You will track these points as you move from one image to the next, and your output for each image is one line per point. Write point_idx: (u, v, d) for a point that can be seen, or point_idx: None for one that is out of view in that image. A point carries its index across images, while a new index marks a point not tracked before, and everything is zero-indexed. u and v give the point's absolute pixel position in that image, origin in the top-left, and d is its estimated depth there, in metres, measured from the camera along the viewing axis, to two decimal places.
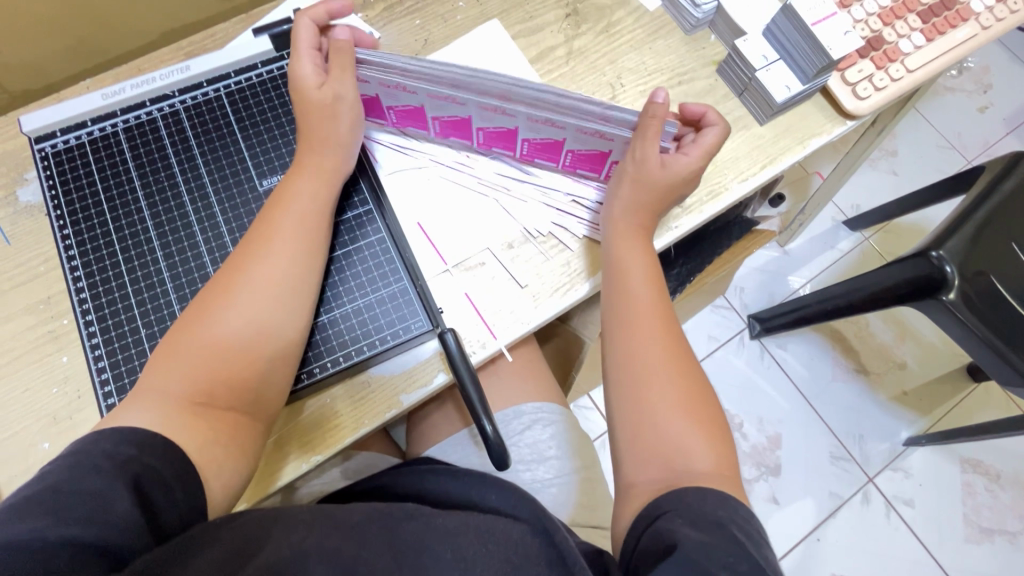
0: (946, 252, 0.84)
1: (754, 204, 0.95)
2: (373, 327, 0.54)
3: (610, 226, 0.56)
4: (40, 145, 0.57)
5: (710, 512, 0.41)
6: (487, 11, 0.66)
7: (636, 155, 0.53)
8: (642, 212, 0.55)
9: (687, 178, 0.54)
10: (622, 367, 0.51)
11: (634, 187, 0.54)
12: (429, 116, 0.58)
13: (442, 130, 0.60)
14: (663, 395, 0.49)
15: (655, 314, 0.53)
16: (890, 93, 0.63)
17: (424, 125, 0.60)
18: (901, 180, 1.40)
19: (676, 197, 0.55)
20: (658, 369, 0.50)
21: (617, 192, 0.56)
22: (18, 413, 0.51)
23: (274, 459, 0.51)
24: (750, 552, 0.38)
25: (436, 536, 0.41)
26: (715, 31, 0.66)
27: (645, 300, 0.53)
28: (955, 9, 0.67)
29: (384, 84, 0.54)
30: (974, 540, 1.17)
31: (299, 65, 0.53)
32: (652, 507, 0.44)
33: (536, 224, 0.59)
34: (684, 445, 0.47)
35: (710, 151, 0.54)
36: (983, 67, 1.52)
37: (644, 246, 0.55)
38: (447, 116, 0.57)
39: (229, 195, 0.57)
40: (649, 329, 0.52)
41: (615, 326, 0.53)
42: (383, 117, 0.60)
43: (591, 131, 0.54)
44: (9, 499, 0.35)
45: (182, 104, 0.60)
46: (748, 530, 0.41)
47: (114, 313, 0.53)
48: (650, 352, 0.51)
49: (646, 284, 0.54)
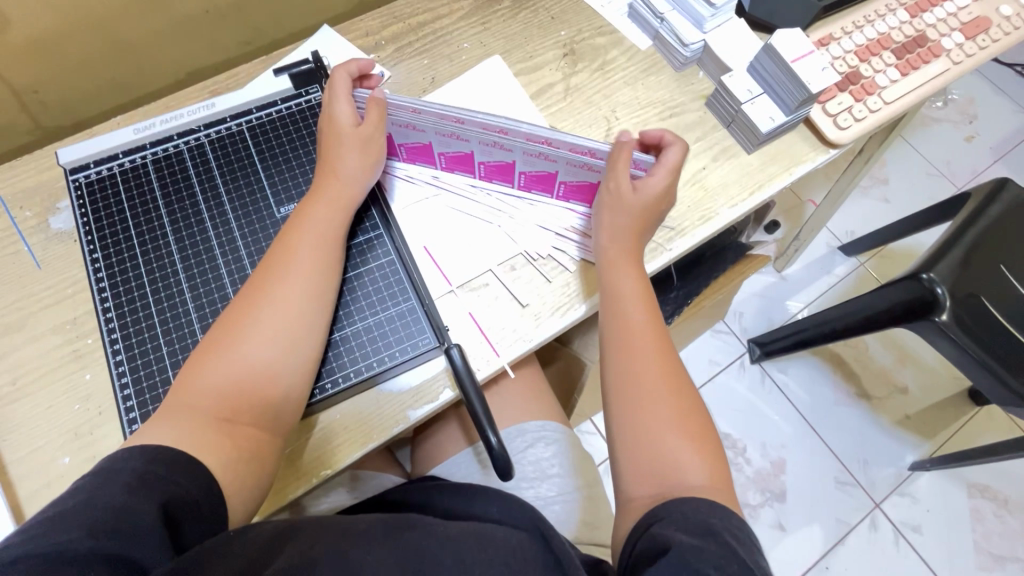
0: (936, 274, 0.86)
1: (748, 230, 0.97)
2: (382, 344, 0.57)
3: (601, 251, 0.59)
4: (74, 176, 0.61)
5: (705, 517, 0.43)
6: (490, 52, 0.71)
7: (612, 185, 0.57)
8: (632, 236, 0.57)
9: (661, 196, 0.57)
10: (621, 385, 0.53)
11: (618, 213, 0.57)
12: (436, 152, 0.62)
13: (447, 165, 0.64)
14: (661, 411, 0.51)
15: (649, 333, 0.55)
16: (870, 124, 0.67)
17: (430, 160, 0.64)
18: (893, 207, 1.44)
19: (656, 218, 0.58)
20: (654, 387, 0.52)
21: (599, 221, 0.59)
22: (42, 428, 0.53)
23: (285, 473, 0.53)
24: (739, 554, 0.40)
25: (439, 543, 0.43)
26: (703, 68, 0.71)
27: (638, 318, 0.55)
28: (927, 46, 0.72)
29: (395, 123, 0.59)
30: (985, 568, 1.15)
31: (337, 106, 0.58)
32: (649, 514, 0.45)
33: (537, 247, 0.63)
34: (683, 456, 0.49)
35: (676, 164, 0.57)
36: (967, 99, 1.58)
37: (636, 268, 0.58)
38: (449, 151, 0.61)
39: (249, 221, 0.61)
40: (645, 348, 0.54)
41: (610, 346, 0.55)
42: (394, 153, 0.64)
43: (581, 164, 0.58)
44: (39, 513, 0.37)
45: (207, 137, 0.64)
46: (740, 536, 0.42)
47: (139, 332, 0.55)
48: (643, 368, 0.53)
49: (637, 304, 0.56)
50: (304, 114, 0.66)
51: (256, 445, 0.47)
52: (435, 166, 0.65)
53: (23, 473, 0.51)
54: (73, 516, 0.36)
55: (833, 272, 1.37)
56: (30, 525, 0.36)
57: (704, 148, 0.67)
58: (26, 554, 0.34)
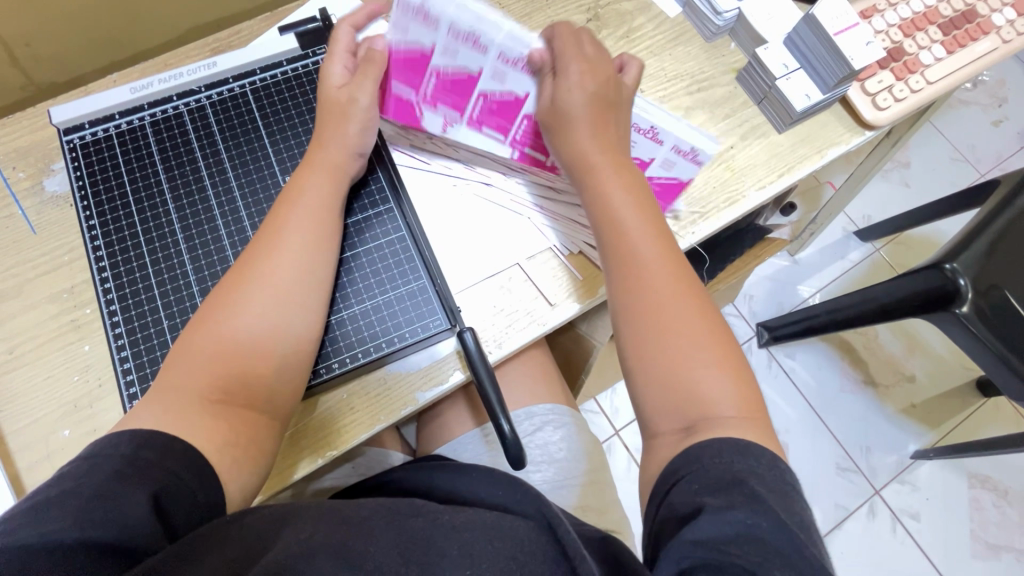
0: (960, 265, 0.83)
1: (766, 213, 0.94)
2: (392, 324, 0.55)
3: (579, 157, 0.51)
4: (68, 137, 0.58)
5: (731, 465, 0.38)
6: (510, 14, 0.67)
7: (546, 107, 0.54)
8: (604, 128, 0.52)
9: (587, 92, 0.51)
10: (628, 312, 0.46)
11: (551, 119, 0.53)
12: (477, 91, 0.57)
13: (481, 115, 0.59)
14: (685, 323, 0.45)
15: (651, 245, 0.48)
16: (910, 104, 0.63)
17: (462, 105, 0.58)
18: (914, 192, 1.39)
19: (607, 117, 0.52)
20: (670, 304, 0.45)
21: (561, 141, 0.53)
22: (40, 399, 0.52)
23: (289, 453, 0.52)
24: (769, 507, 0.35)
25: (442, 533, 0.39)
26: (735, 39, 0.67)
27: (653, 253, 0.47)
28: (977, 22, 0.67)
29: (452, 34, 0.54)
30: (980, 556, 1.16)
31: (332, 65, 0.55)
32: (671, 471, 0.40)
33: (566, 241, 0.60)
34: (712, 369, 0.43)
35: (636, 84, 0.56)
36: (998, 80, 1.51)
37: (627, 174, 0.50)
38: (495, 95, 0.58)
39: (252, 190, 0.58)
40: (668, 288, 0.46)
41: (625, 285, 0.47)
42: (418, 90, 0.58)
43: (644, 131, 0.57)
44: (28, 500, 0.35)
45: (208, 99, 0.61)
46: (771, 483, 0.37)
47: (138, 303, 0.53)
48: (673, 308, 0.45)
49: (650, 238, 0.48)
50: (312, 76, 0.62)
51: (252, 428, 0.45)
52: (460, 116, 0.59)
53: (22, 445, 0.50)
54: (61, 505, 0.35)
55: (847, 258, 1.33)
56: (19, 512, 0.34)
57: (732, 126, 0.64)
58: (9, 545, 0.32)
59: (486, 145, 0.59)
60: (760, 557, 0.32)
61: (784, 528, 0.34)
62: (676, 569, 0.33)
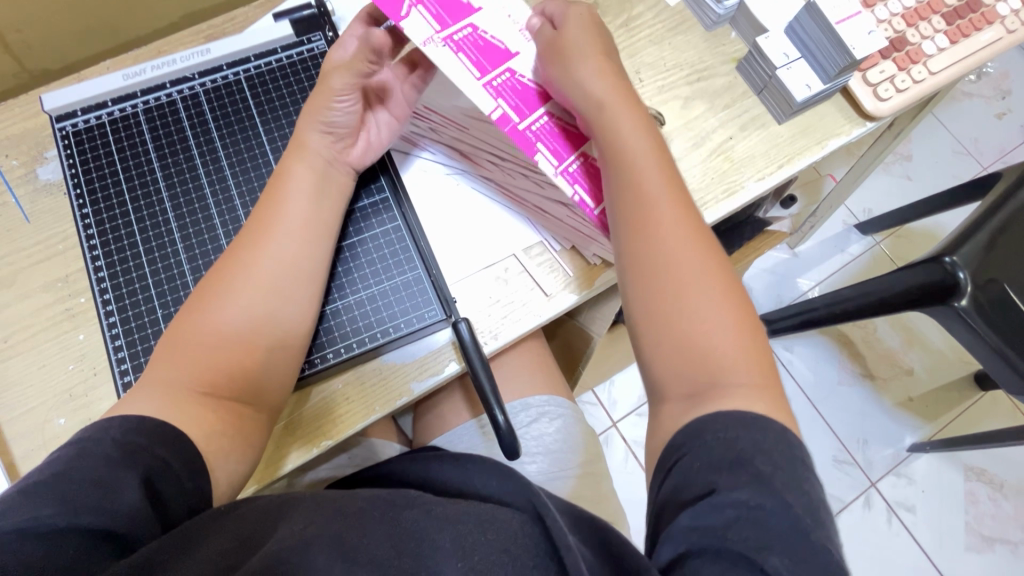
0: (960, 258, 0.83)
1: (766, 205, 0.94)
2: (387, 314, 0.55)
3: (589, 100, 0.49)
4: (61, 124, 0.58)
5: (730, 441, 0.37)
6: None
7: (547, 46, 0.52)
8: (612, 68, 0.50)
9: (586, 30, 0.51)
10: (645, 273, 0.46)
11: (550, 55, 0.51)
12: (466, 21, 0.52)
13: (461, 41, 0.51)
14: (696, 285, 0.44)
15: (668, 200, 0.46)
16: (911, 96, 0.63)
17: (443, 20, 0.51)
18: (915, 185, 1.38)
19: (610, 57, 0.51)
20: (687, 265, 0.45)
21: (568, 79, 0.49)
22: (35, 388, 0.52)
23: (281, 444, 0.52)
24: (769, 489, 0.35)
25: (435, 525, 0.39)
26: (736, 28, 0.66)
27: (669, 207, 0.46)
28: (981, 11, 0.66)
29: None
30: (974, 548, 1.16)
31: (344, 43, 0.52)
32: (673, 448, 0.40)
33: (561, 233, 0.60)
34: (723, 336, 0.43)
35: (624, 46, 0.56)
36: (1002, 72, 1.50)
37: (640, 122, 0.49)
38: (483, 35, 0.53)
39: (247, 178, 0.58)
40: (684, 248, 0.45)
41: (642, 240, 0.46)
42: None
43: None
44: (20, 484, 0.35)
45: (202, 87, 0.60)
46: (775, 459, 0.37)
47: (132, 292, 0.53)
48: (690, 270, 0.45)
49: (666, 193, 0.47)
50: (307, 64, 0.62)
51: (242, 419, 0.45)
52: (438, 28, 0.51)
53: (17, 433, 0.50)
54: (49, 492, 0.35)
55: (847, 251, 1.33)
56: (10, 499, 0.34)
57: (732, 116, 0.63)
58: None
59: (457, 69, 0.50)
60: (759, 541, 0.33)
61: (778, 516, 0.33)
62: (672, 553, 0.34)
